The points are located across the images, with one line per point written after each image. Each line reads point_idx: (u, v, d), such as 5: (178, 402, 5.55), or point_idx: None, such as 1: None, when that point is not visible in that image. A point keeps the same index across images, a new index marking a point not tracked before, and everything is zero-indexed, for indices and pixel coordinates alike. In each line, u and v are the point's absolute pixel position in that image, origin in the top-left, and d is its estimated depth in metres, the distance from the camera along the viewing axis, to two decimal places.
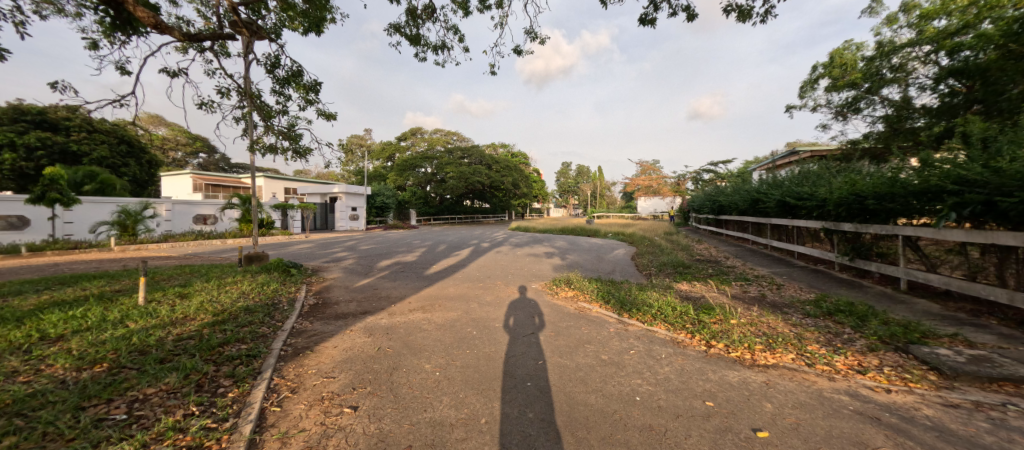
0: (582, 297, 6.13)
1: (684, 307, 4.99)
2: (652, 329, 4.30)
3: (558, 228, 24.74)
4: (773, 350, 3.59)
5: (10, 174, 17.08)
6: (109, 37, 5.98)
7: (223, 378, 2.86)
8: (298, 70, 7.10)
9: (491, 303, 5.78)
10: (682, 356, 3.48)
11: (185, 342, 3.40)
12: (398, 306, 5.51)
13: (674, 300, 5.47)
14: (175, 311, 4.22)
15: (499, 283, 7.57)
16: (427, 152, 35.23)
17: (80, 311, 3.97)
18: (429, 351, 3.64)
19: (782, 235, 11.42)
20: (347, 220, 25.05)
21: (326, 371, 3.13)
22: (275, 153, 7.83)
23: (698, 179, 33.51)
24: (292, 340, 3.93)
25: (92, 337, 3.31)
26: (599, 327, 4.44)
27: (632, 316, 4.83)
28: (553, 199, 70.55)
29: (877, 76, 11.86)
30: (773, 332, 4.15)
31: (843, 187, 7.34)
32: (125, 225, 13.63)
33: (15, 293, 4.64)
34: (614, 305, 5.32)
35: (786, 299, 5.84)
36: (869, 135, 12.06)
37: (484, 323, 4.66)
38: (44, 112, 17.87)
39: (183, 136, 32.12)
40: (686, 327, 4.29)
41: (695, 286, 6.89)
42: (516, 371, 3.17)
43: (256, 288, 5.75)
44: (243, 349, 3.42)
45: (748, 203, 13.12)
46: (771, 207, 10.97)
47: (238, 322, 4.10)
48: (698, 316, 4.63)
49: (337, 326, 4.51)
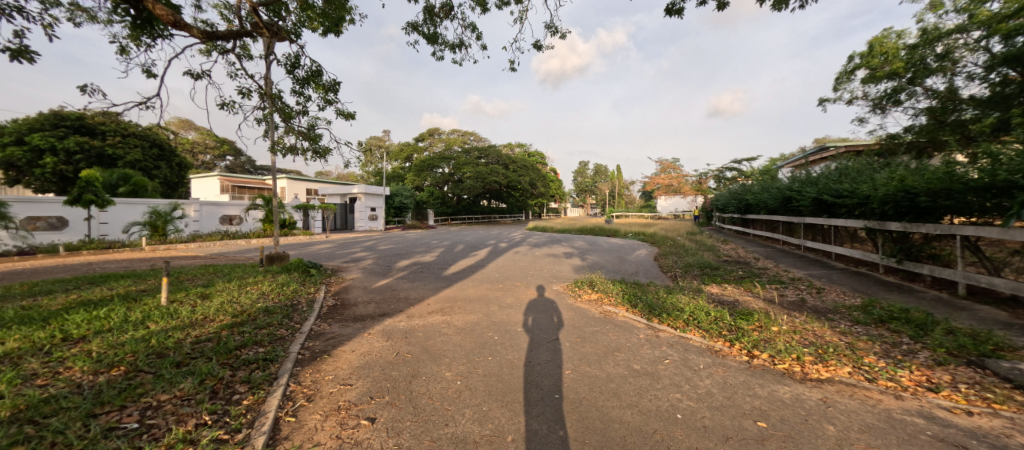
0: (607, 299, 5.86)
1: (719, 313, 4.65)
2: (685, 335, 4.00)
3: (576, 227, 24.44)
4: (825, 361, 3.24)
5: (52, 177, 17.98)
6: (137, 41, 6.10)
7: (239, 384, 2.75)
8: (317, 69, 7.08)
9: (512, 306, 5.57)
10: (722, 367, 3.19)
11: (203, 344, 3.34)
12: (417, 308, 5.37)
13: (707, 304, 5.12)
14: (195, 311, 4.19)
15: (519, 285, 7.36)
16: (444, 152, 35.38)
17: (105, 311, 3.99)
18: (449, 357, 3.46)
19: (817, 235, 10.78)
20: (367, 220, 25.39)
21: (343, 378, 3.00)
22: (295, 153, 7.86)
23: (721, 177, 32.47)
24: (310, 343, 3.83)
25: (112, 339, 3.28)
26: (628, 333, 4.17)
27: (663, 321, 4.52)
28: (570, 198, 69.90)
29: (920, 66, 11.07)
30: (821, 341, 3.80)
31: (890, 183, 6.80)
32: (156, 225, 14.05)
33: (45, 292, 4.73)
34: (642, 309, 5.03)
35: (829, 305, 5.40)
36: (912, 128, 11.26)
37: (505, 327, 4.46)
38: (82, 117, 18.76)
39: (211, 139, 33.33)
40: (723, 335, 3.97)
41: (728, 289, 6.49)
42: (542, 382, 2.95)
43: (276, 288, 5.72)
44: (261, 353, 3.33)
45: (778, 202, 12.48)
46: (805, 206, 10.38)
47: (256, 324, 4.04)
48: (735, 323, 4.29)
49: (355, 329, 4.40)
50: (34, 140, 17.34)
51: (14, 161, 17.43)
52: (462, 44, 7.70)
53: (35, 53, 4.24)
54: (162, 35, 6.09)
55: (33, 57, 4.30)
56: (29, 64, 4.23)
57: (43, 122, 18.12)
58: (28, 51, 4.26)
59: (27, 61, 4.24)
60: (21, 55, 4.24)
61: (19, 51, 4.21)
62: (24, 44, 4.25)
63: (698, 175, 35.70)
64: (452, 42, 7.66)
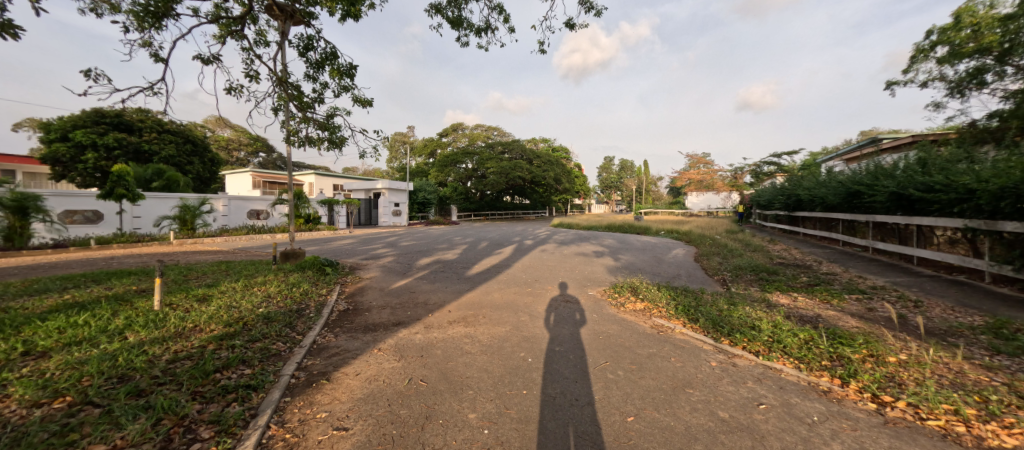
0: (655, 310, 4.97)
1: (808, 334, 3.70)
2: (771, 366, 3.12)
3: (603, 224, 23.41)
4: (1001, 419, 2.28)
5: (94, 173, 18.68)
6: (144, 22, 5.72)
7: (204, 426, 2.13)
8: (331, 52, 6.52)
9: (546, 317, 4.79)
10: (847, 422, 2.30)
11: (179, 364, 2.76)
12: (436, 317, 4.67)
13: (788, 322, 4.13)
14: (185, 319, 3.65)
15: (549, 289, 6.56)
16: (467, 147, 34.94)
17: (85, 317, 3.50)
18: (474, 388, 2.75)
19: (891, 236, 9.36)
20: (390, 215, 25.19)
21: (339, 417, 2.35)
22: (310, 144, 7.38)
23: (757, 172, 30.38)
24: (309, 361, 3.21)
25: (77, 355, 2.74)
26: (695, 359, 3.31)
27: (737, 343, 3.63)
28: (596, 194, 68.32)
29: (1017, 39, 9.23)
30: (968, 381, 2.82)
31: (1009, 172, 5.52)
32: (185, 220, 14.26)
33: (40, 292, 4.40)
34: (703, 325, 4.13)
35: (943, 324, 4.29)
36: (1002, 113, 9.58)
37: (539, 346, 3.68)
38: (121, 114, 19.41)
39: (245, 136, 34.26)
40: (826, 368, 3.05)
41: (802, 301, 5.41)
42: (598, 436, 2.17)
43: (283, 290, 5.20)
44: (245, 377, 2.71)
45: (840, 198, 11.05)
46: (878, 202, 9.02)
47: (250, 336, 3.45)
48: (835, 349, 3.36)
49: (365, 342, 3.74)
50: (77, 136, 18.04)
51: (59, 157, 18.12)
52: (489, 28, 6.99)
53: (19, 28, 3.80)
54: (170, 14, 5.69)
55: (18, 34, 3.85)
56: (12, 39, 3.77)
57: (86, 119, 18.82)
58: (13, 26, 3.82)
59: (9, 36, 3.81)
60: (5, 30, 3.81)
61: (2, 26, 3.77)
62: (7, 17, 3.80)
63: (733, 170, 33.63)
64: (479, 26, 6.97)
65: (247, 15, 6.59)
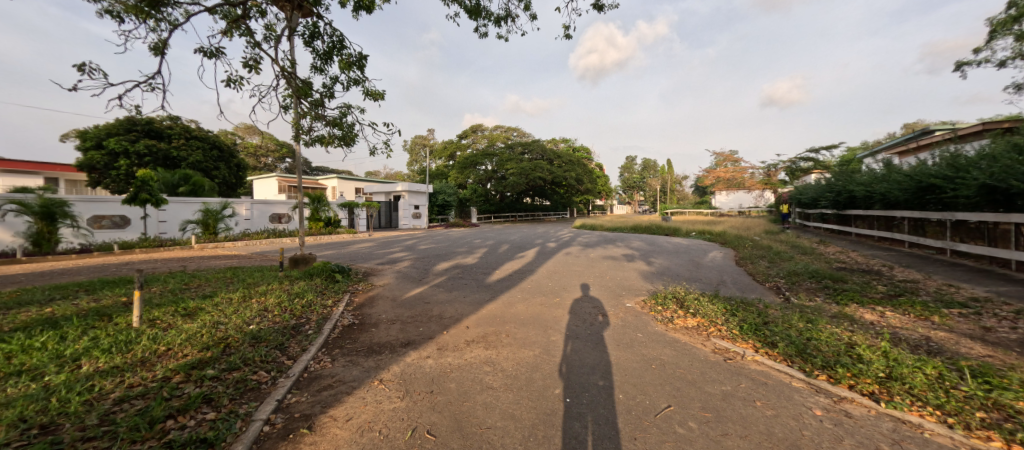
0: (713, 329, 4.11)
1: (935, 369, 2.80)
2: (904, 421, 2.27)
3: (629, 225, 22.25)
4: None
5: (126, 179, 19.21)
6: (143, 15, 5.36)
7: None
8: (338, 41, 6.01)
9: (580, 335, 4.01)
10: None
11: (126, 407, 2.18)
12: (451, 335, 3.98)
13: (899, 350, 3.20)
14: (158, 341, 3.11)
15: (579, 298, 5.75)
16: (487, 148, 34.41)
17: (43, 339, 3.00)
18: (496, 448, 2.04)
19: (974, 237, 8.06)
20: (410, 218, 24.85)
21: None
22: (320, 142, 6.90)
23: (794, 169, 28.34)
24: (294, 398, 2.59)
25: (4, 393, 2.21)
26: (789, 404, 2.48)
27: (840, 380, 2.77)
28: (619, 194, 66.56)
29: None
30: None
31: None
32: (207, 224, 14.33)
33: (24, 304, 4.03)
34: (784, 353, 3.28)
35: None
36: None
37: (578, 380, 2.92)
38: (151, 121, 19.94)
39: (272, 143, 35.08)
40: (993, 427, 2.14)
41: (894, 319, 4.40)
42: None
43: (284, 302, 4.66)
44: (203, 426, 2.10)
45: (907, 194, 9.71)
46: (962, 197, 7.76)
47: (227, 364, 2.85)
48: (988, 395, 2.45)
49: (365, 371, 3.10)
50: (110, 144, 18.60)
51: (94, 164, 18.68)
52: (509, 15, 6.35)
53: None
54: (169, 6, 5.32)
55: None
56: None
57: (118, 127, 19.43)
58: None
59: None
60: None
61: None
62: None
63: (767, 167, 31.55)
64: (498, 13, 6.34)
65: (254, 6, 6.19)
